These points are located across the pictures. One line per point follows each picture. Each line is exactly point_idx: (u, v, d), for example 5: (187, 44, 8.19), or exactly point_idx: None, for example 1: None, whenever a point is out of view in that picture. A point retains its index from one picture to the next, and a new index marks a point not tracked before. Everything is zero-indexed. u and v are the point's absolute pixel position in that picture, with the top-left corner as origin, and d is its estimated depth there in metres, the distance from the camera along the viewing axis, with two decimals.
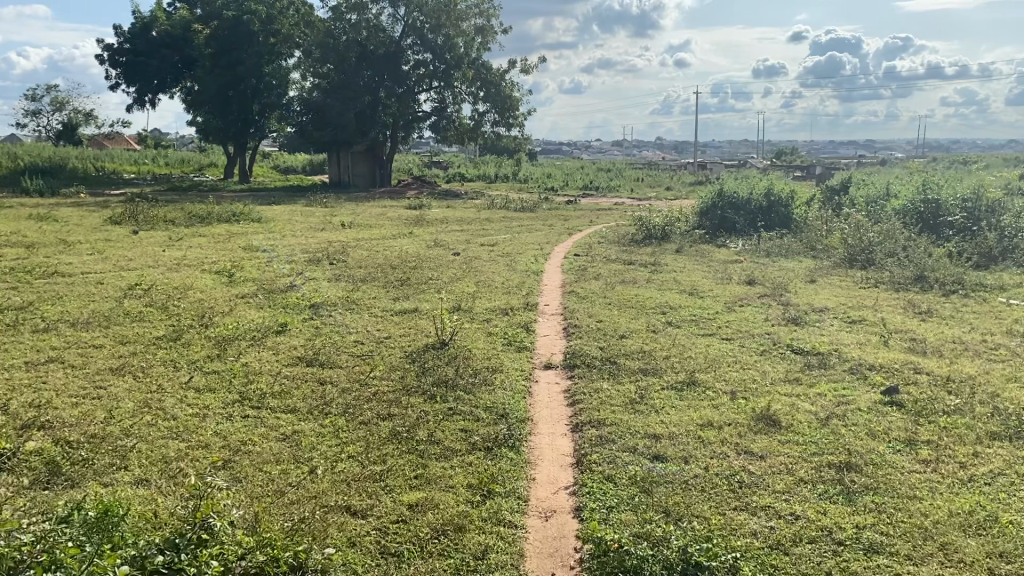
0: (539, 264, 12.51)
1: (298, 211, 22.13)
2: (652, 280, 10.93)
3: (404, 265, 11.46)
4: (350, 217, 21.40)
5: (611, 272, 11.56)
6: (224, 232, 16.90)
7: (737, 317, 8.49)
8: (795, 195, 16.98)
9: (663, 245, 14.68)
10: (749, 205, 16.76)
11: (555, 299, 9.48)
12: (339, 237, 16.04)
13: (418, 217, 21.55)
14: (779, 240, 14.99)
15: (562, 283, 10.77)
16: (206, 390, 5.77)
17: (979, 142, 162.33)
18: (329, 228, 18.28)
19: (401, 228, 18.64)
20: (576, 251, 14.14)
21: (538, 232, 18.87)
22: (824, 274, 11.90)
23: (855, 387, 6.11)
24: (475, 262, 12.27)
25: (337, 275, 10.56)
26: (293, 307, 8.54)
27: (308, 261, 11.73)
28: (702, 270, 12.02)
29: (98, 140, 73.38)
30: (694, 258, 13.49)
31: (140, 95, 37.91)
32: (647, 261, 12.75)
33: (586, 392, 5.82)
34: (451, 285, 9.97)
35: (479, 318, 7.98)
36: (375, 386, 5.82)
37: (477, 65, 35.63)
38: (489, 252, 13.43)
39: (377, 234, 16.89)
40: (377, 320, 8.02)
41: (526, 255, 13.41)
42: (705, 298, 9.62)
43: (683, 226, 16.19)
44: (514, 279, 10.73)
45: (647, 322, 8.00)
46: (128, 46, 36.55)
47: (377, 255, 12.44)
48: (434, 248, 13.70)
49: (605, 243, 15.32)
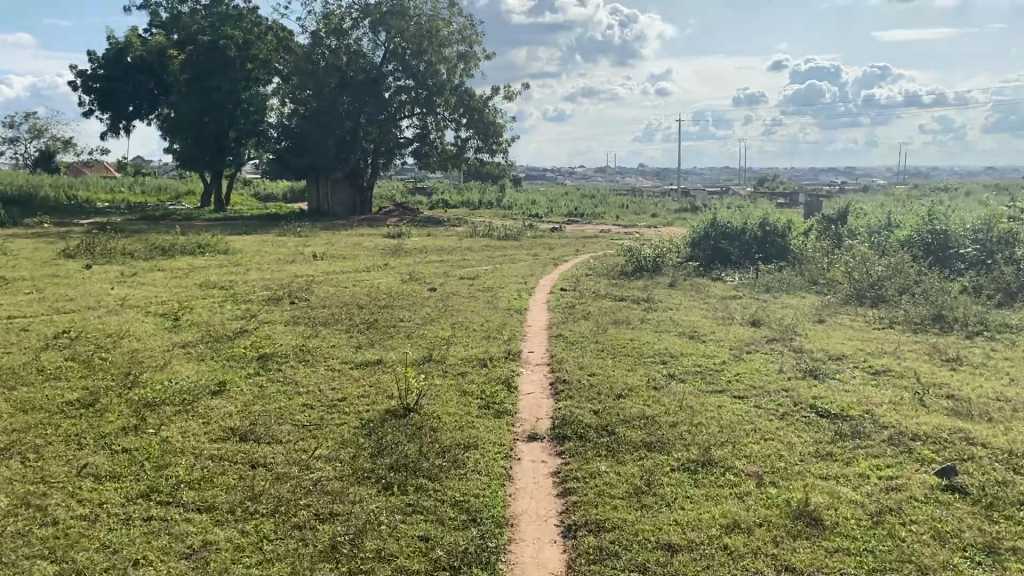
0: (522, 301, 11.45)
1: (268, 241, 21.03)
2: (645, 320, 9.91)
3: (374, 304, 10.37)
4: (323, 247, 20.32)
5: (601, 311, 10.53)
6: (185, 265, 15.79)
7: (747, 367, 7.46)
8: (792, 224, 16.07)
9: (655, 278, 13.69)
10: (743, 235, 15.81)
11: (541, 343, 8.38)
12: (308, 270, 14.96)
13: (395, 248, 20.48)
14: (778, 274, 14.03)
15: (547, 323, 9.68)
16: (108, 477, 4.66)
17: (958, 169, 163.50)
18: (300, 260, 17.20)
19: (375, 260, 17.58)
20: (561, 285, 13.11)
21: (521, 262, 17.84)
22: (832, 313, 10.90)
23: (902, 465, 5.05)
24: (452, 299, 11.20)
25: (296, 317, 9.46)
26: (238, 359, 7.43)
27: (268, 300, 10.61)
28: (699, 308, 11.03)
29: (75, 168, 72.03)
30: (688, 292, 12.49)
31: (113, 122, 36.80)
32: (639, 297, 11.75)
33: (579, 476, 4.74)
34: (423, 328, 8.89)
35: (452, 372, 6.88)
36: (319, 472, 4.73)
37: (459, 92, 34.79)
38: (467, 288, 12.37)
39: (349, 267, 15.81)
40: (333, 374, 6.91)
41: (508, 291, 12.36)
42: (706, 342, 8.60)
43: (676, 257, 15.21)
44: (494, 320, 9.65)
45: (646, 376, 6.93)
46: (101, 72, 35.52)
47: (344, 292, 11.35)
48: (408, 283, 12.62)
49: (593, 276, 14.31)
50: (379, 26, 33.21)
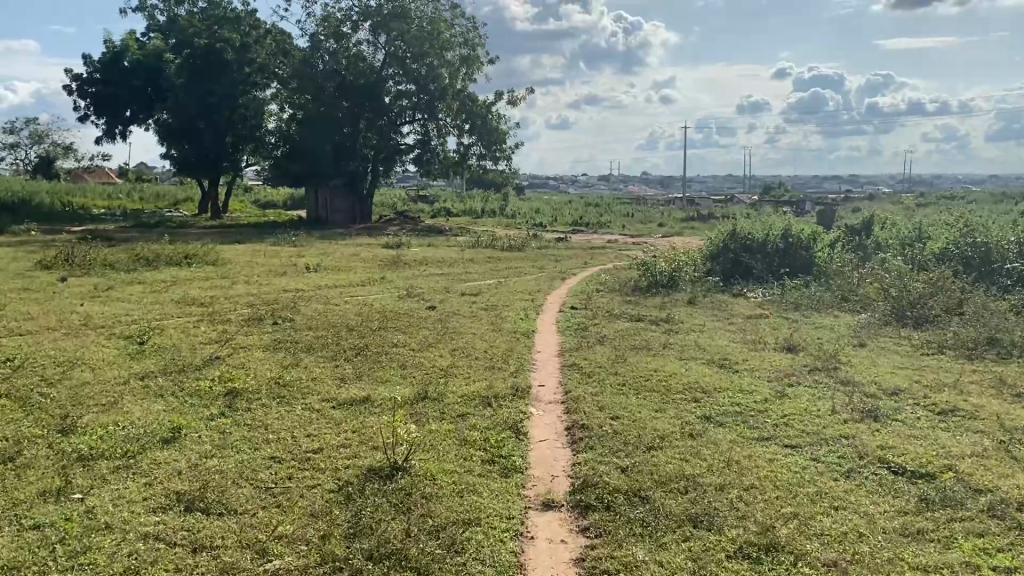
0: (529, 320, 10.41)
1: (261, 252, 20.03)
2: (668, 345, 8.86)
3: (366, 325, 9.30)
4: (318, 258, 19.33)
5: (618, 334, 9.48)
6: (168, 278, 14.78)
7: (793, 407, 6.41)
8: (817, 236, 15.03)
9: (672, 294, 12.67)
10: (765, 248, 14.78)
11: (552, 374, 7.32)
12: (299, 285, 13.94)
13: (393, 259, 19.47)
14: (805, 290, 13.00)
15: (559, 349, 8.63)
16: (7, 569, 3.62)
17: (961, 179, 162.92)
18: (291, 273, 16.19)
19: (372, 273, 16.57)
20: (572, 303, 12.09)
21: (526, 275, 16.81)
22: (873, 336, 9.86)
23: (1016, 549, 4.01)
24: (452, 319, 10.13)
25: (277, 341, 8.40)
26: (201, 396, 6.38)
27: (248, 320, 9.54)
28: (726, 330, 9.98)
29: (76, 175, 71.16)
30: (710, 311, 11.47)
31: (109, 127, 35.84)
32: (659, 317, 10.72)
33: (612, 569, 3.69)
34: (418, 355, 7.85)
35: (451, 415, 5.85)
36: (280, 562, 3.69)
37: (462, 97, 33.85)
38: (470, 306, 11.32)
39: (344, 281, 14.77)
40: (310, 416, 5.85)
41: (514, 309, 11.32)
42: (741, 373, 7.55)
43: (694, 271, 14.18)
44: (499, 344, 8.62)
45: (678, 420, 5.89)
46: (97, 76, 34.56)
47: (333, 311, 10.28)
48: (407, 300, 11.58)
49: (605, 292, 13.29)
50: (380, 29, 32.29)
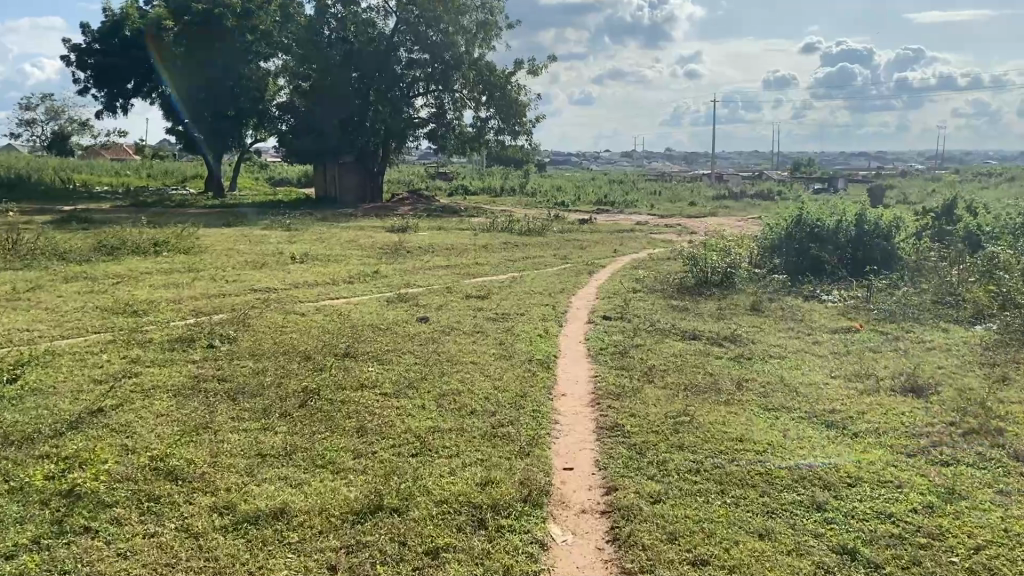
0: (549, 339, 7.95)
1: (247, 237, 17.73)
2: (743, 385, 6.34)
3: (327, 352, 6.85)
4: (309, 244, 16.97)
5: (673, 364, 6.95)
6: (124, 272, 12.46)
7: (986, 527, 3.87)
8: (901, 225, 12.44)
9: (731, 299, 10.18)
10: (837, 237, 12.21)
11: (586, 446, 4.87)
12: (273, 282, 11.55)
13: (395, 246, 17.04)
14: (894, 291, 10.47)
15: (590, 390, 6.14)
16: None
17: (994, 156, 158.46)
18: (271, 264, 13.78)
19: (368, 264, 14.18)
20: (606, 309, 9.63)
21: (550, 268, 14.35)
22: (1015, 362, 7.34)
23: None
24: (450, 338, 7.66)
25: (197, 382, 5.97)
26: (27, 497, 3.97)
27: (171, 343, 7.09)
28: (816, 356, 7.45)
29: (93, 151, 69.16)
30: (784, 324, 9.01)
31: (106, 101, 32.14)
32: (723, 335, 8.18)
33: None
34: (387, 408, 5.41)
35: (414, 554, 3.43)
36: None
37: (479, 66, 31.21)
38: (475, 317, 8.83)
39: (331, 275, 12.38)
40: (179, 559, 3.43)
41: (530, 321, 8.79)
42: (869, 447, 5.04)
43: (753, 267, 11.66)
44: (508, 382, 6.15)
45: (807, 567, 3.42)
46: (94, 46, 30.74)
47: (290, 327, 7.81)
48: (398, 309, 9.11)
49: (646, 293, 10.79)
50: None
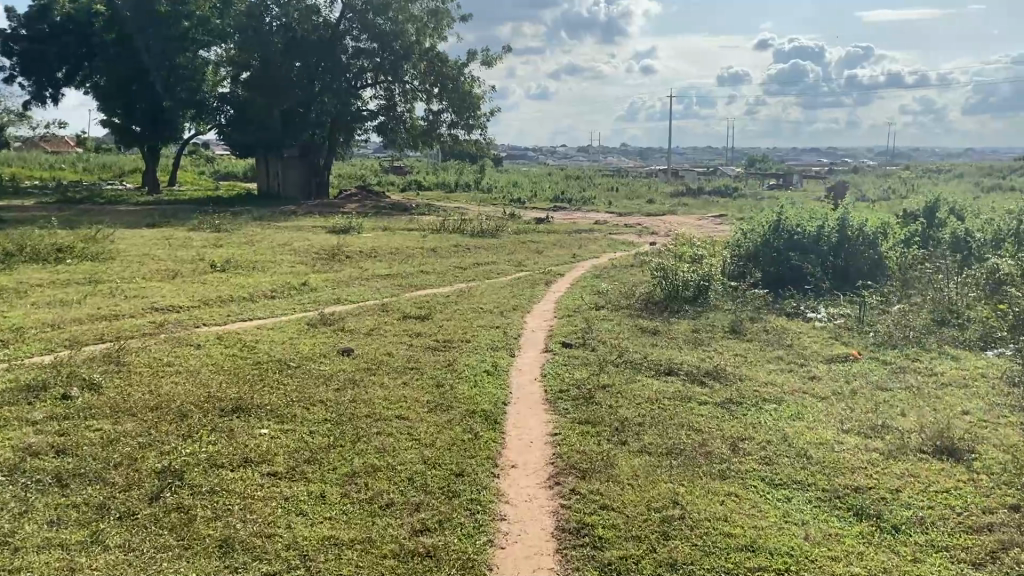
0: (497, 378, 6.53)
1: (169, 240, 16.04)
2: (740, 449, 5.01)
3: (210, 405, 5.34)
4: (238, 249, 15.37)
5: (651, 413, 5.59)
6: (7, 285, 10.74)
7: None
8: (886, 231, 11.34)
9: (706, 319, 8.92)
10: (818, 245, 11.06)
11: (542, 563, 3.49)
12: (180, 298, 9.97)
13: (332, 249, 15.54)
14: (884, 310, 9.35)
15: (546, 459, 4.77)
16: None
17: (940, 153, 161.25)
18: (188, 274, 12.20)
19: (298, 272, 12.66)
20: (566, 333, 8.23)
21: (502, 276, 12.96)
22: None
23: None
24: (375, 378, 6.21)
25: (23, 461, 4.42)
26: None
27: (10, 394, 5.49)
28: (818, 399, 6.20)
29: (31, 143, 66.00)
30: (774, 351, 7.77)
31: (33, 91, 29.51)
32: (703, 368, 6.89)
33: None
34: (269, 506, 3.96)
35: None
36: None
37: (430, 56, 29.71)
38: (409, 346, 7.38)
39: (252, 288, 10.83)
40: None
41: (476, 351, 7.36)
42: (919, 553, 3.77)
43: (729, 280, 10.41)
44: (441, 451, 4.73)
45: None
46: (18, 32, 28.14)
47: (171, 368, 6.26)
48: (318, 337, 7.60)
49: (611, 311, 9.46)
50: None
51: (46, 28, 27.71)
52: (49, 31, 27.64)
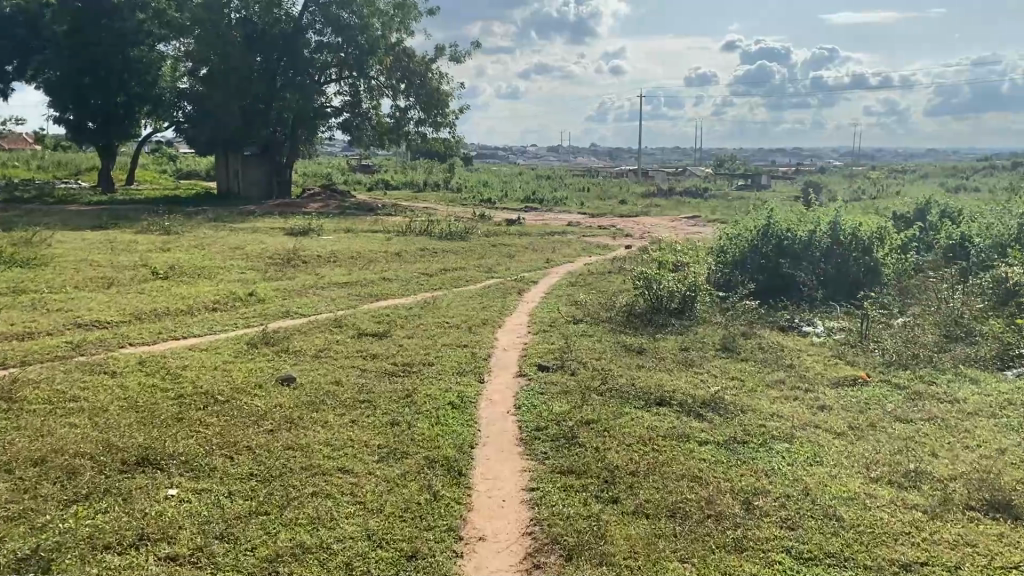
0: (462, 412, 5.61)
1: (112, 244, 14.89)
2: (755, 508, 4.13)
3: (109, 458, 4.36)
4: (186, 254, 14.28)
5: (644, 460, 4.70)
6: None
7: None
8: (883, 236, 10.58)
9: (695, 335, 8.06)
10: (809, 252, 10.28)
11: None
12: (109, 311, 8.89)
13: (288, 254, 14.48)
14: (888, 324, 8.56)
15: (518, 526, 3.88)
16: None
17: (903, 154, 163.02)
18: (126, 283, 11.13)
19: (248, 281, 11.61)
20: (540, 353, 7.31)
21: (471, 285, 11.99)
22: None
23: None
24: (317, 416, 5.25)
25: None
26: None
27: None
28: (835, 436, 5.35)
29: None
30: (773, 372, 6.93)
31: None
32: (699, 397, 6.01)
33: None
34: None
35: None
36: None
37: (396, 51, 28.62)
38: (361, 372, 6.41)
39: (193, 299, 9.78)
40: None
41: (437, 377, 6.41)
42: None
43: (717, 291, 9.56)
44: (389, 520, 3.83)
45: None
46: None
47: (72, 405, 5.24)
48: (256, 363, 6.60)
49: (591, 325, 8.56)
50: None
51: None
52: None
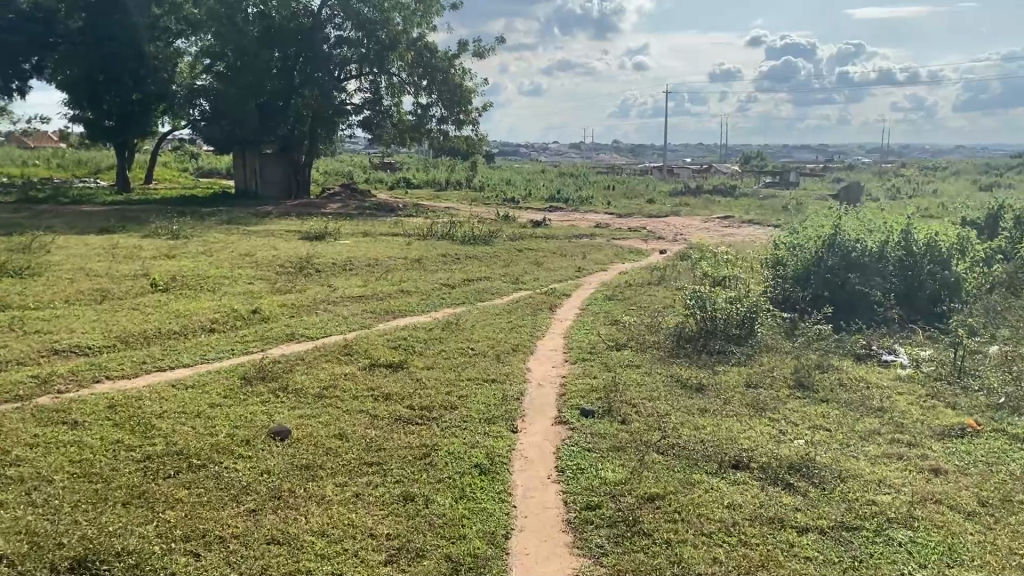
0: (495, 480, 4.53)
1: (116, 251, 13.95)
2: None
3: (38, 565, 3.32)
4: (192, 261, 13.34)
5: (733, 563, 3.61)
6: None
7: None
8: (962, 249, 9.40)
9: (761, 368, 6.95)
10: (882, 267, 9.11)
11: None
12: (95, 333, 7.92)
13: (301, 261, 13.48)
14: (983, 353, 7.39)
15: None
16: None
17: (932, 150, 159.98)
18: (121, 297, 10.19)
19: (255, 295, 10.62)
20: (584, 393, 6.20)
21: (497, 299, 10.91)
22: None
23: None
24: (311, 490, 4.21)
25: None
26: None
27: None
28: (966, 516, 4.24)
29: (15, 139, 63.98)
30: (863, 421, 5.81)
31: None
32: (784, 458, 4.92)
33: None
34: None
35: None
36: None
37: (418, 46, 27.35)
38: (370, 421, 5.35)
39: (190, 317, 8.79)
40: None
41: (461, 428, 5.34)
42: None
43: (778, 312, 8.41)
44: None
45: None
46: None
47: (10, 472, 4.22)
48: (247, 407, 5.56)
49: (638, 353, 7.44)
50: None
51: (11, 16, 24.61)
52: (14, 18, 24.61)
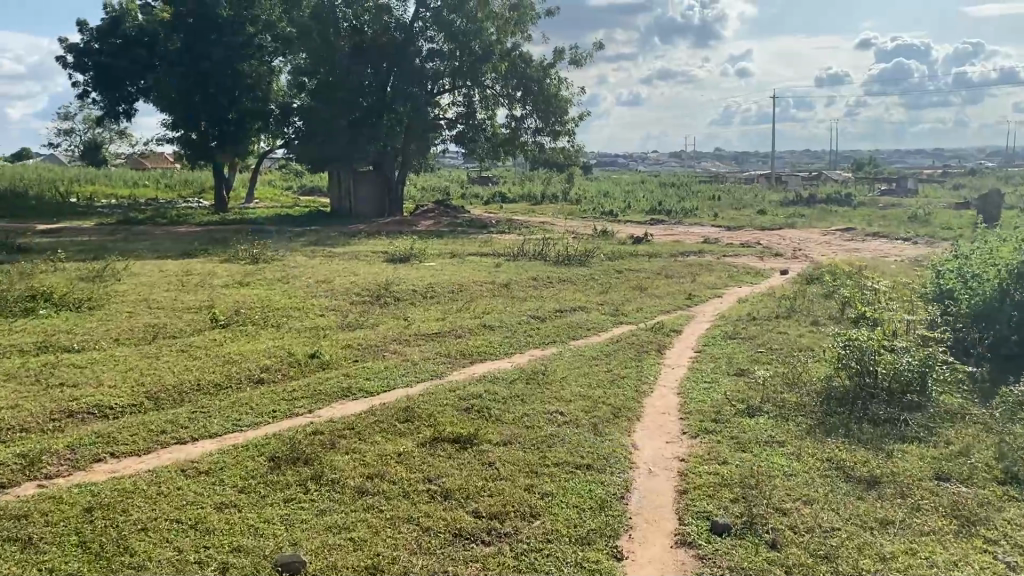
0: None
1: (189, 278, 13.10)
2: None
3: None
4: (264, 289, 12.33)
5: None
6: None
7: None
8: None
9: (949, 451, 5.19)
10: None
11: None
12: (124, 386, 6.75)
13: (378, 288, 12.29)
14: None
15: None
16: None
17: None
18: (175, 335, 9.15)
19: (319, 331, 9.41)
20: (714, 491, 4.56)
21: (592, 336, 9.34)
22: None
23: None
24: None
25: None
26: None
27: None
28: None
29: (133, 159, 66.51)
30: None
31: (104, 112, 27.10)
32: None
33: None
34: None
35: None
36: None
37: (512, 57, 26.06)
38: (420, 540, 3.89)
39: (239, 363, 7.57)
40: None
41: (541, 554, 3.82)
42: None
43: (956, 365, 6.54)
44: None
45: None
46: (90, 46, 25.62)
47: None
48: (262, 511, 4.20)
49: (777, 424, 5.72)
50: None
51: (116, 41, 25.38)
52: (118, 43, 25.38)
